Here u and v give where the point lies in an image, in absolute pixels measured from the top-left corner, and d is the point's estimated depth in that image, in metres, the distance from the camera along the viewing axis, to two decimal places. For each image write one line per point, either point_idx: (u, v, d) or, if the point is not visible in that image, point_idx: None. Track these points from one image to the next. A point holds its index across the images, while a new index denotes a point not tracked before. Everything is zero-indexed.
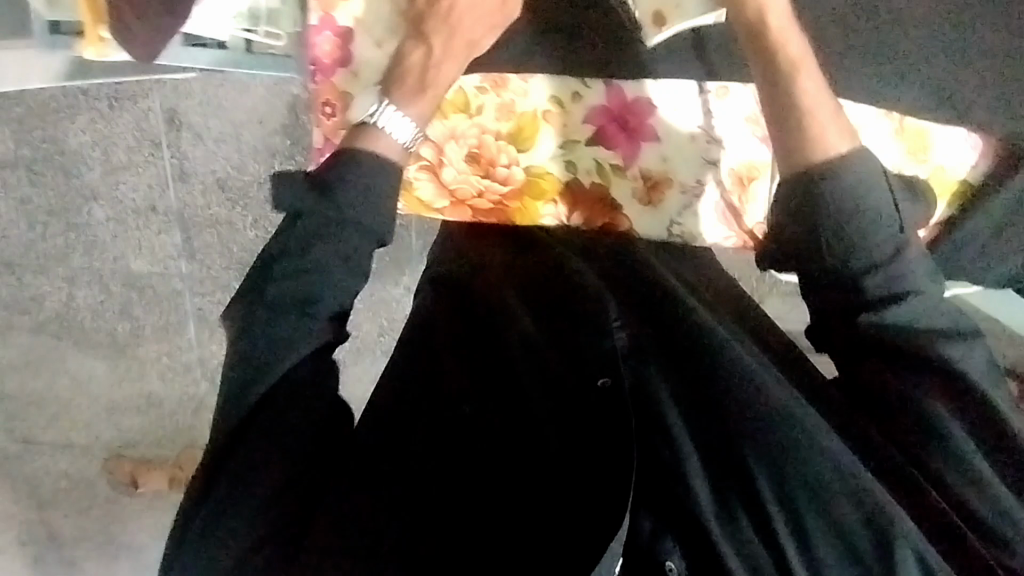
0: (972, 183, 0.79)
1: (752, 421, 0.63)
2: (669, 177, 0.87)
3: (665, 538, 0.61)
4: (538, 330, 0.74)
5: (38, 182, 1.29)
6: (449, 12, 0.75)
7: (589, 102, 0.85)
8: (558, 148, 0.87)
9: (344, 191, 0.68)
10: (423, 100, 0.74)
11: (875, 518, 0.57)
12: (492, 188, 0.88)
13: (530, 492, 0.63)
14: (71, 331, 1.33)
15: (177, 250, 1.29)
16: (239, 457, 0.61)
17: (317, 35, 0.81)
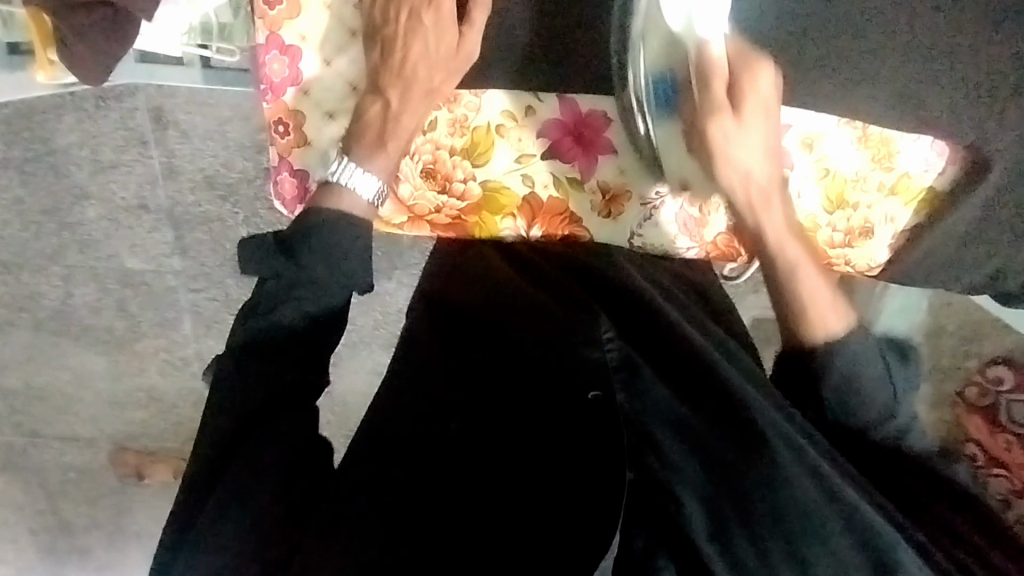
0: (940, 192, 0.69)
1: (728, 438, 0.58)
2: (626, 189, 0.74)
3: (658, 555, 0.53)
4: (529, 333, 0.69)
5: (27, 187, 1.21)
6: (404, 65, 0.66)
7: (543, 117, 0.72)
8: (514, 162, 0.73)
9: (314, 257, 0.63)
10: (388, 155, 0.67)
11: (870, 541, 0.52)
12: (449, 205, 0.74)
13: (520, 501, 0.58)
14: (69, 329, 1.30)
15: (169, 247, 1.23)
16: (229, 478, 0.58)
17: (265, 55, 0.68)
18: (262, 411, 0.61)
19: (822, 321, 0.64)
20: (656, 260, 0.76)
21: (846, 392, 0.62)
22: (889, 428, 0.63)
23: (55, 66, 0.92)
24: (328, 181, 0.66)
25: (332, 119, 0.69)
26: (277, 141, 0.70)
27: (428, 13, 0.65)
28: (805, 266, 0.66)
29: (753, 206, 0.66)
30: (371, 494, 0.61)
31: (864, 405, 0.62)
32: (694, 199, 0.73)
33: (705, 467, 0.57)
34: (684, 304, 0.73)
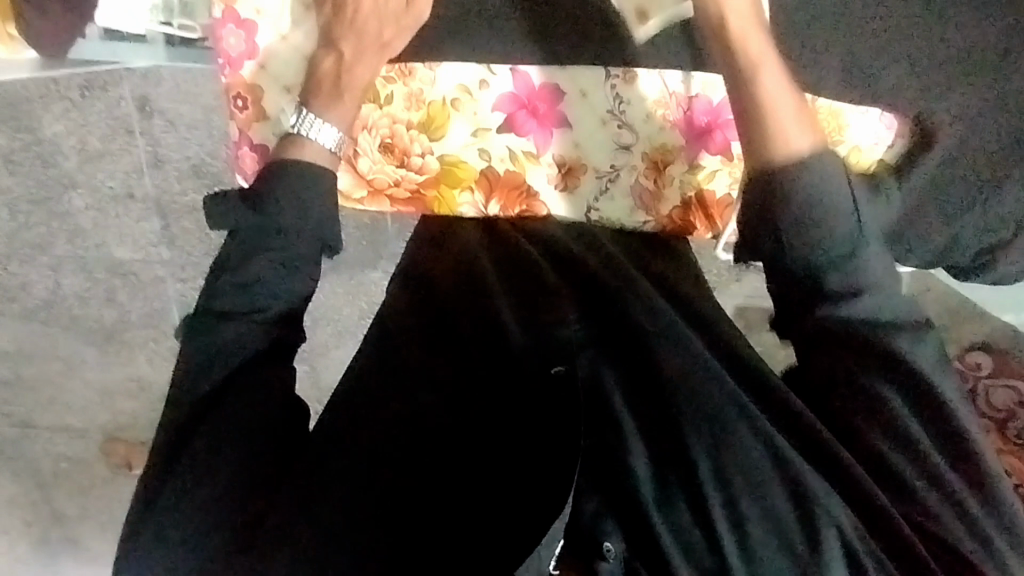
0: (890, 163, 0.70)
1: (696, 414, 0.55)
2: (581, 161, 0.73)
3: (606, 518, 0.52)
4: (503, 305, 0.65)
5: (7, 179, 1.09)
6: (354, 17, 0.66)
7: (496, 89, 0.72)
8: (470, 136, 0.73)
9: (276, 207, 0.62)
10: (344, 107, 0.67)
11: (808, 507, 0.50)
12: (408, 178, 0.75)
13: (471, 489, 0.56)
14: (60, 319, 1.15)
15: (156, 236, 1.10)
16: (200, 439, 0.56)
17: (222, 29, 0.69)
18: (234, 373, 0.59)
19: (784, 141, 0.62)
20: (634, 238, 0.74)
21: (801, 215, 0.60)
22: (843, 279, 0.60)
23: (14, 39, 0.78)
24: (289, 135, 0.66)
25: (288, 92, 0.70)
26: (237, 116, 0.71)
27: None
28: (765, 64, 0.64)
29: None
30: (325, 476, 0.57)
31: (816, 242, 0.60)
32: (646, 172, 0.73)
33: (649, 435, 0.55)
34: (647, 261, 0.71)
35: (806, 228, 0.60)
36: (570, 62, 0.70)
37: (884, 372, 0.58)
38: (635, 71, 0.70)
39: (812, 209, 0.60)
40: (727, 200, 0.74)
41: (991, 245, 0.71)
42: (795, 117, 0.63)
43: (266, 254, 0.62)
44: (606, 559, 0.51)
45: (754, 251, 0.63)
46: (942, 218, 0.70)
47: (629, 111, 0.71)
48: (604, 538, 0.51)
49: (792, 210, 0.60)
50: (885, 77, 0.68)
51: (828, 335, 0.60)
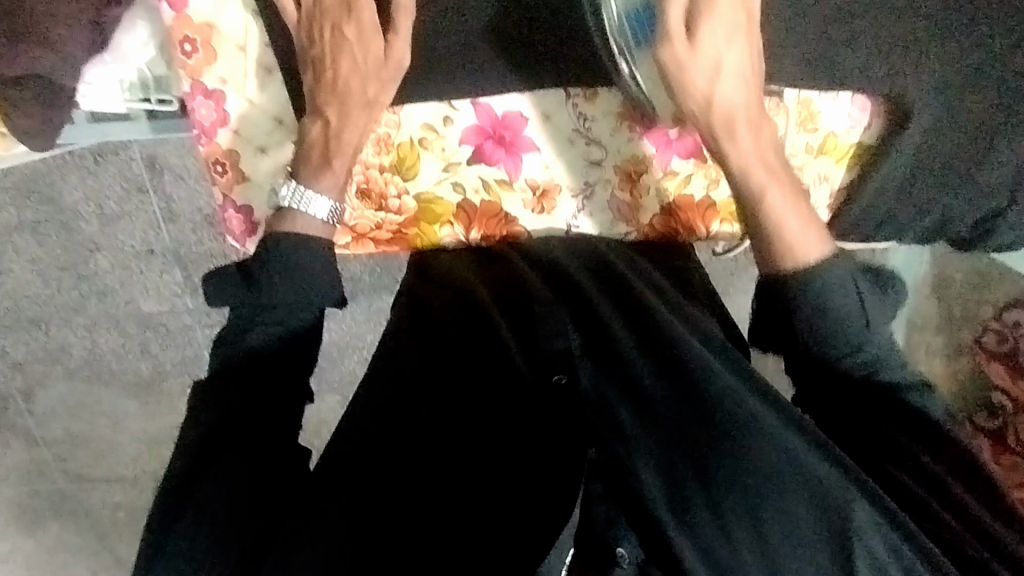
0: (869, 144, 0.69)
1: (700, 419, 0.52)
2: (556, 183, 0.72)
3: (618, 526, 0.50)
4: (500, 318, 0.64)
5: (35, 248, 1.13)
6: (335, 82, 0.64)
7: (460, 123, 0.70)
8: (442, 171, 0.72)
9: (271, 281, 0.60)
10: (335, 174, 0.65)
11: (833, 513, 0.48)
12: (389, 219, 0.74)
13: (476, 502, 0.52)
14: (101, 376, 1.20)
15: (180, 287, 1.13)
16: (205, 487, 0.54)
17: (193, 102, 0.69)
18: (215, 434, 0.56)
19: (792, 249, 0.58)
20: (619, 246, 0.72)
21: (817, 314, 0.56)
22: (865, 361, 0.57)
23: (5, 137, 0.71)
24: (281, 208, 0.64)
25: (264, 153, 0.70)
26: (218, 180, 0.71)
27: (350, 27, 0.62)
28: (774, 191, 0.59)
29: (731, 130, 0.59)
30: (323, 496, 0.54)
31: (834, 336, 0.57)
32: (621, 185, 0.72)
33: (662, 446, 0.52)
34: (648, 270, 0.69)
35: (825, 332, 0.57)
36: (530, 87, 0.69)
37: (909, 427, 0.56)
38: (596, 88, 0.69)
39: (831, 302, 0.56)
40: (706, 201, 0.73)
41: (989, 213, 0.69)
42: (804, 225, 0.58)
43: (263, 324, 0.61)
44: (619, 566, 0.48)
45: (772, 323, 0.60)
46: (936, 191, 0.69)
47: (592, 126, 0.70)
48: (618, 544, 0.49)
49: (807, 305, 0.57)
50: (874, 50, 0.65)
51: (849, 392, 0.58)
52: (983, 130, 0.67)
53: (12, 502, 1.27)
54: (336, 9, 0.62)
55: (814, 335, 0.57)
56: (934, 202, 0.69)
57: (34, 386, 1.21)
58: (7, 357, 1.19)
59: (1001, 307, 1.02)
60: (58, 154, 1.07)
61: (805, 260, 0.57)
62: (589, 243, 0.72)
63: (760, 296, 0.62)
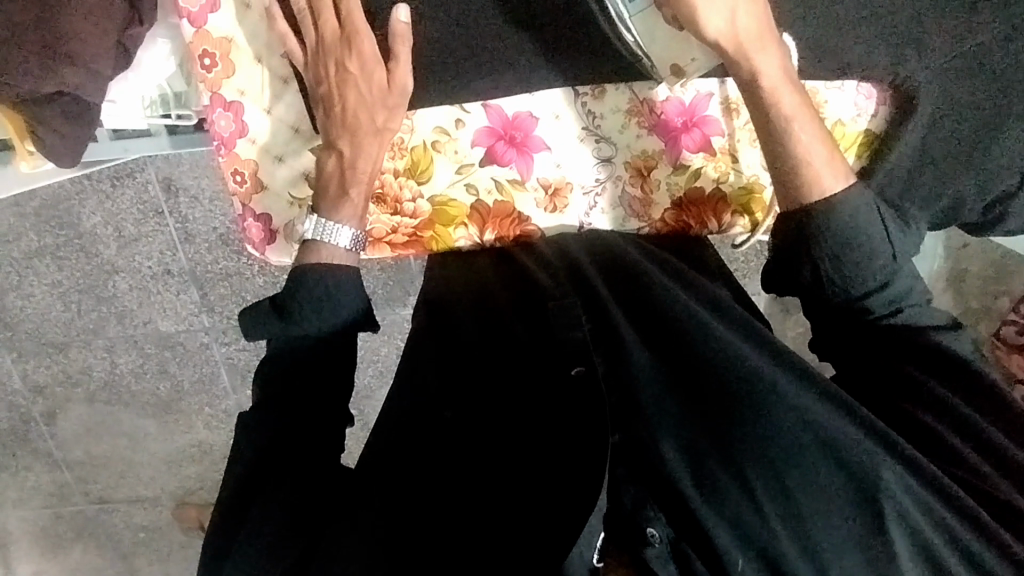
0: (877, 132, 0.69)
1: (717, 395, 0.53)
2: (567, 181, 0.73)
3: (648, 505, 0.50)
4: (518, 322, 0.65)
5: (55, 272, 1.14)
6: (344, 114, 0.64)
7: (471, 125, 0.71)
8: (455, 173, 0.72)
9: (300, 311, 0.61)
10: (353, 202, 0.66)
11: (862, 479, 0.48)
12: (403, 223, 0.73)
13: (508, 499, 0.53)
14: (121, 397, 1.21)
15: (197, 306, 1.15)
16: (255, 506, 0.55)
17: (212, 115, 0.70)
18: (266, 441, 0.59)
19: (817, 179, 0.58)
20: (632, 242, 0.72)
21: (839, 254, 0.57)
22: (888, 299, 0.58)
23: (33, 154, 0.75)
24: (306, 241, 0.65)
25: (282, 162, 0.71)
26: (237, 190, 0.72)
27: (352, 61, 0.64)
28: (800, 117, 0.59)
29: (749, 53, 0.59)
30: (357, 502, 0.55)
31: (854, 285, 0.58)
32: (632, 180, 0.73)
33: (683, 424, 0.52)
34: (671, 262, 0.70)
35: (847, 271, 0.58)
36: (540, 88, 0.70)
37: (920, 359, 0.58)
38: (603, 86, 0.70)
39: (852, 254, 0.57)
40: (717, 194, 0.73)
41: (1002, 195, 0.70)
42: (827, 157, 0.59)
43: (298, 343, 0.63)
44: (651, 545, 0.48)
45: (791, 280, 0.61)
46: (948, 179, 0.69)
47: (600, 123, 0.71)
48: (648, 525, 0.49)
49: (829, 247, 0.57)
50: (883, 41, 0.66)
51: (862, 335, 0.60)
52: (991, 124, 0.67)
53: (35, 525, 1.29)
54: (337, 45, 0.64)
55: (836, 285, 0.58)
56: (946, 188, 0.69)
57: (54, 409, 1.22)
58: (28, 381, 1.20)
59: (1018, 298, 1.03)
60: (76, 178, 1.08)
61: (830, 189, 0.58)
62: (607, 241, 0.72)
63: (771, 255, 0.62)
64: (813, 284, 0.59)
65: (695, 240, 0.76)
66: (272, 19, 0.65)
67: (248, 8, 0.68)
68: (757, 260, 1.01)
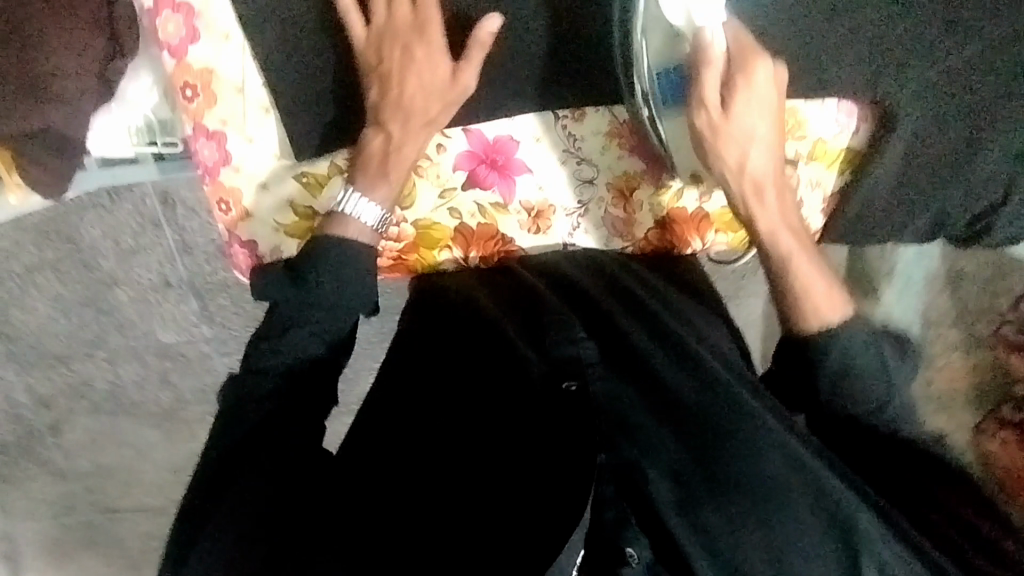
0: (858, 148, 0.70)
1: (696, 429, 0.53)
2: (549, 203, 0.73)
3: (629, 523, 0.47)
4: (509, 327, 0.62)
5: (57, 286, 1.11)
6: (401, 97, 0.63)
7: (452, 149, 0.70)
8: (438, 198, 0.72)
9: (319, 281, 0.60)
10: (389, 185, 0.64)
11: (841, 519, 0.50)
12: (386, 247, 0.73)
13: (491, 507, 0.50)
14: (122, 406, 1.16)
15: (196, 315, 1.13)
16: (235, 490, 0.53)
17: (195, 144, 0.70)
18: (247, 446, 0.55)
19: (814, 310, 0.59)
20: (619, 260, 0.72)
21: (837, 375, 0.58)
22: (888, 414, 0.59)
23: (21, 187, 0.74)
24: (334, 212, 0.63)
25: (265, 189, 0.71)
26: (221, 218, 0.72)
27: (420, 47, 0.63)
28: (800, 262, 0.61)
29: (749, 191, 0.62)
30: (339, 503, 0.53)
31: (856, 401, 0.59)
32: (614, 201, 0.73)
33: (671, 454, 0.52)
34: (649, 279, 0.70)
35: (846, 394, 0.58)
36: (518, 111, 0.70)
37: (910, 463, 0.59)
38: (583, 109, 0.70)
39: (853, 378, 0.58)
40: (700, 213, 0.73)
41: (985, 209, 0.69)
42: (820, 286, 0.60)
43: (282, 360, 0.60)
44: (629, 565, 0.46)
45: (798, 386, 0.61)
46: (930, 199, 0.69)
47: (580, 146, 0.71)
48: (626, 545, 0.46)
49: (828, 376, 0.59)
50: (862, 57, 0.66)
51: (854, 435, 0.60)
52: (974, 136, 0.67)
53: (41, 543, 1.19)
54: (406, 29, 0.63)
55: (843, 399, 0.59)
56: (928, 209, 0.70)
57: (63, 420, 1.15)
58: (33, 395, 1.14)
59: None
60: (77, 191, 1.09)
61: (827, 322, 0.59)
62: (597, 261, 0.71)
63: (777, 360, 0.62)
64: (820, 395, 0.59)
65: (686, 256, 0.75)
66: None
67: (227, 37, 0.67)
68: (754, 265, 1.00)
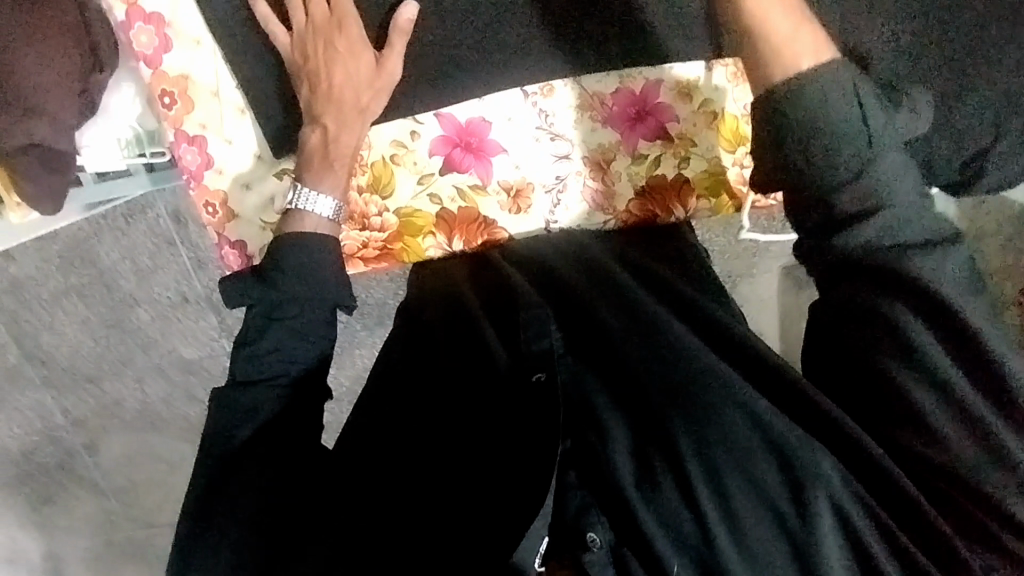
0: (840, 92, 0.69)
1: (666, 396, 0.54)
2: (527, 182, 0.73)
3: (590, 511, 0.51)
4: (483, 322, 0.64)
5: (82, 310, 1.05)
6: (330, 91, 0.64)
7: (427, 136, 0.71)
8: (417, 185, 0.72)
9: (283, 277, 0.61)
10: (336, 175, 0.66)
11: (804, 485, 0.49)
12: (373, 239, 0.74)
13: (461, 499, 0.55)
14: (151, 423, 1.09)
15: (217, 330, 1.05)
16: (233, 486, 0.55)
17: (178, 149, 0.72)
18: (244, 445, 0.57)
19: (788, 58, 0.56)
20: (599, 236, 0.73)
21: (807, 138, 0.53)
22: (858, 201, 0.53)
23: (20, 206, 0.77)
24: (288, 211, 0.65)
25: (249, 188, 0.73)
26: (209, 221, 0.74)
27: (340, 40, 0.64)
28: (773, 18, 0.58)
29: None
30: (330, 501, 0.56)
31: (829, 166, 0.53)
32: (592, 175, 0.73)
33: (635, 429, 0.54)
34: (630, 253, 0.71)
35: (815, 163, 0.54)
36: (488, 91, 0.70)
37: (918, 307, 0.51)
38: (551, 83, 0.71)
39: (824, 135, 0.53)
40: (680, 179, 0.74)
41: (974, 153, 0.70)
42: (798, 38, 0.57)
43: (272, 353, 0.60)
44: (590, 550, 0.49)
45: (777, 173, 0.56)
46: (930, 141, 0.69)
47: (551, 122, 0.72)
48: (588, 529, 0.50)
49: (795, 143, 0.54)
50: (828, 15, 0.67)
51: (841, 264, 0.54)
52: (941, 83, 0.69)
53: (86, 556, 1.11)
54: (326, 24, 0.64)
55: (809, 169, 0.54)
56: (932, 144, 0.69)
57: (97, 439, 1.09)
58: (68, 416, 1.07)
59: None
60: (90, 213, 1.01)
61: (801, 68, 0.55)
62: (580, 245, 0.71)
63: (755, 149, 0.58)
64: (787, 171, 0.55)
65: (673, 224, 0.76)
66: (253, 2, 0.66)
67: (198, 42, 0.70)
68: (765, 239, 0.96)
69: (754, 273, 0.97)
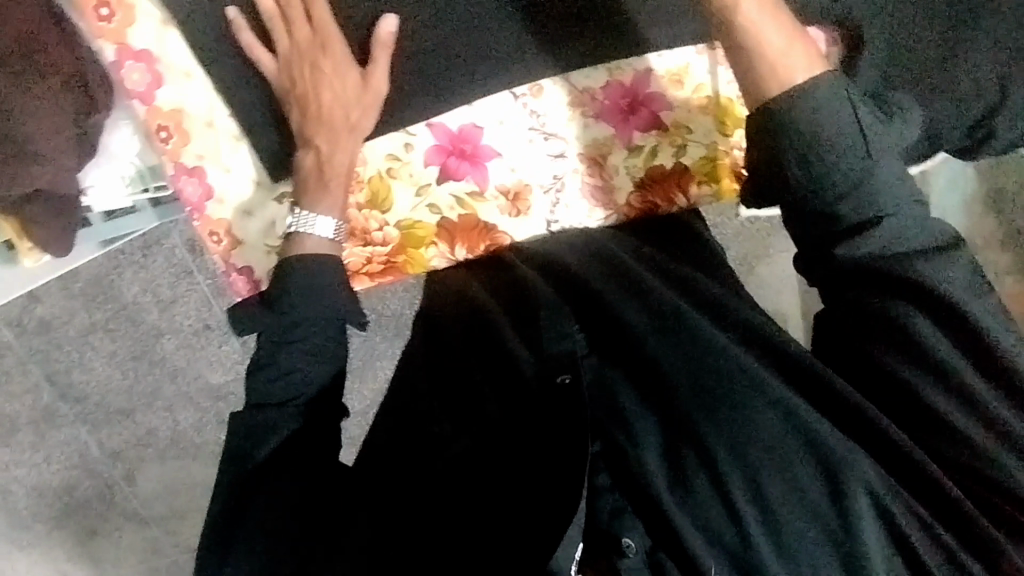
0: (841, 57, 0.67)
1: (690, 392, 0.54)
2: (526, 184, 0.72)
3: (625, 514, 0.52)
4: (502, 328, 0.64)
5: (109, 344, 1.07)
6: (320, 112, 0.65)
7: (420, 147, 0.71)
8: (415, 197, 0.72)
9: (292, 299, 0.61)
10: (333, 196, 0.66)
11: (837, 472, 0.50)
12: (378, 254, 0.74)
13: (490, 506, 0.55)
14: (187, 453, 1.10)
15: (240, 353, 1.07)
16: (262, 497, 0.56)
17: (180, 182, 0.72)
18: (270, 461, 0.58)
19: (775, 73, 0.55)
20: (603, 233, 0.72)
21: (803, 152, 0.53)
22: (860, 210, 0.52)
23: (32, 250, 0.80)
24: (290, 234, 0.65)
25: (250, 215, 0.73)
26: (215, 250, 0.74)
27: (326, 60, 0.64)
28: (763, 30, 0.56)
29: None
30: (356, 505, 0.57)
31: (826, 181, 0.52)
32: (590, 171, 0.72)
33: (658, 424, 0.54)
34: (638, 245, 0.70)
35: (815, 174, 0.53)
36: (478, 97, 0.70)
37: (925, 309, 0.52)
38: (538, 82, 0.70)
39: (822, 149, 0.52)
40: (679, 168, 0.73)
41: (984, 111, 0.68)
42: (788, 48, 0.55)
43: (291, 376, 0.60)
44: (627, 556, 0.50)
45: (771, 187, 0.55)
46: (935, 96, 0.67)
47: (544, 123, 0.71)
48: (622, 535, 0.50)
49: (793, 153, 0.53)
50: None
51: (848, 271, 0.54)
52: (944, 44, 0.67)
53: None
54: (309, 44, 0.64)
55: (805, 184, 0.53)
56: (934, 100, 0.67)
57: (132, 469, 1.10)
58: (103, 450, 1.09)
59: None
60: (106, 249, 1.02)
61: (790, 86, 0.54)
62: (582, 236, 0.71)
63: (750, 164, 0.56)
64: (783, 188, 0.54)
65: (677, 215, 0.74)
66: (237, 30, 0.66)
67: (189, 74, 0.70)
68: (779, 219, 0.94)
69: (770, 255, 0.95)
